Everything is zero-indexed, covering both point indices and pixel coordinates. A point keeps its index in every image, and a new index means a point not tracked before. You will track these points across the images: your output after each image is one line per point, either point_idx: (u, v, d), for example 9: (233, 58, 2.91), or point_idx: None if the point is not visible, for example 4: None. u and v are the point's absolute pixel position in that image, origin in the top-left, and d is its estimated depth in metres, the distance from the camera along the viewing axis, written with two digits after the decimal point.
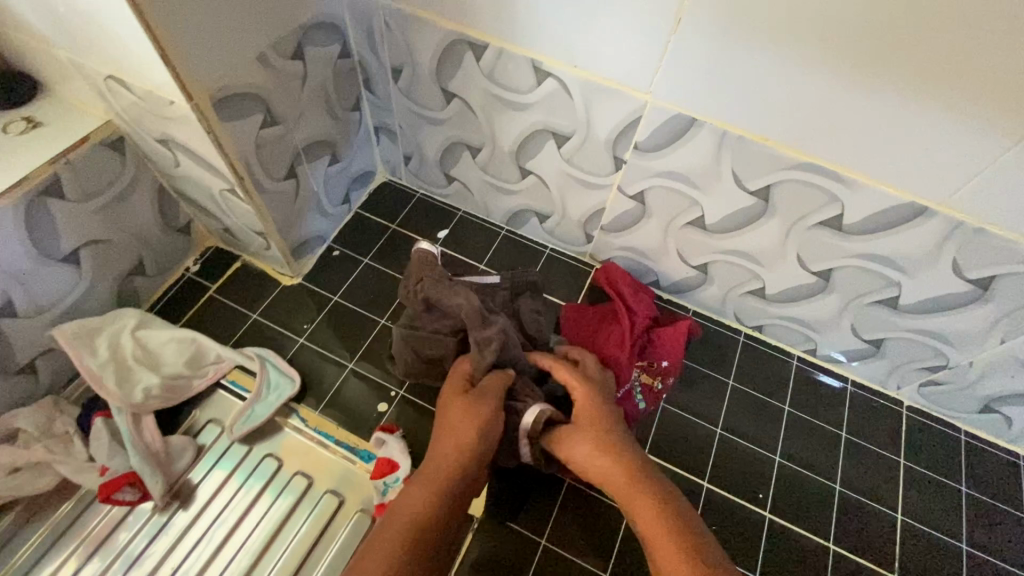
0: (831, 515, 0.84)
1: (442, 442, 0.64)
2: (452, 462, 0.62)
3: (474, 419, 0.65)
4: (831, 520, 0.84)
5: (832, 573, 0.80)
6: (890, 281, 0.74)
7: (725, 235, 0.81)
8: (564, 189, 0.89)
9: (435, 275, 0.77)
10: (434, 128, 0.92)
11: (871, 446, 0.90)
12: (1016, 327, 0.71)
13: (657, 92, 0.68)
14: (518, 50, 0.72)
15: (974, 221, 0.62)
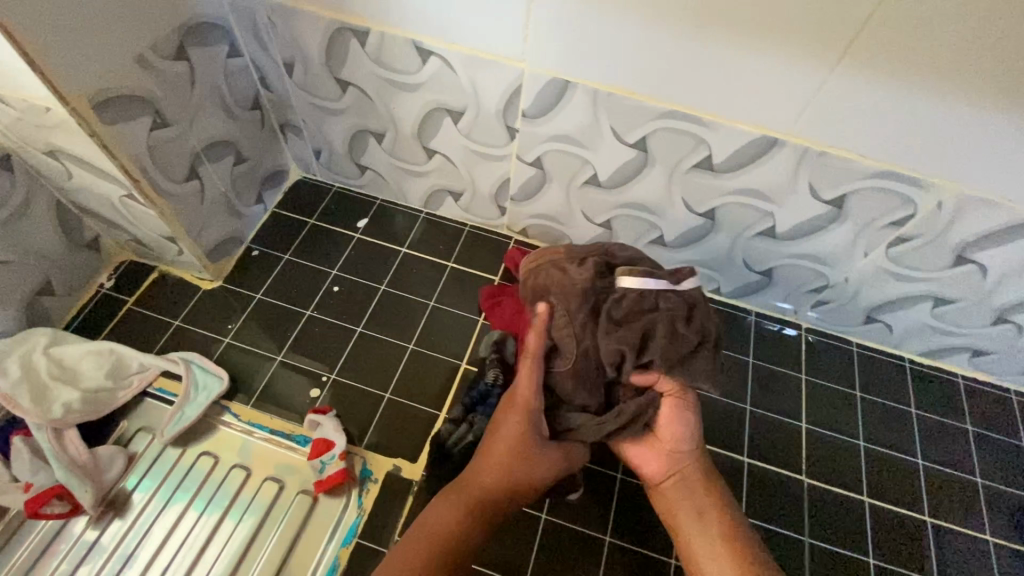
0: (744, 433, 0.92)
1: (485, 456, 0.69)
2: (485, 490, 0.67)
3: (510, 459, 0.68)
4: (745, 437, 0.91)
5: (749, 483, 0.88)
6: (764, 212, 0.82)
7: (619, 189, 0.87)
8: (469, 165, 0.94)
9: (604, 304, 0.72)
10: (336, 119, 0.94)
11: (776, 368, 0.98)
12: (873, 239, 0.80)
13: (530, 59, 0.73)
14: (399, 32, 0.76)
15: (816, 146, 0.70)
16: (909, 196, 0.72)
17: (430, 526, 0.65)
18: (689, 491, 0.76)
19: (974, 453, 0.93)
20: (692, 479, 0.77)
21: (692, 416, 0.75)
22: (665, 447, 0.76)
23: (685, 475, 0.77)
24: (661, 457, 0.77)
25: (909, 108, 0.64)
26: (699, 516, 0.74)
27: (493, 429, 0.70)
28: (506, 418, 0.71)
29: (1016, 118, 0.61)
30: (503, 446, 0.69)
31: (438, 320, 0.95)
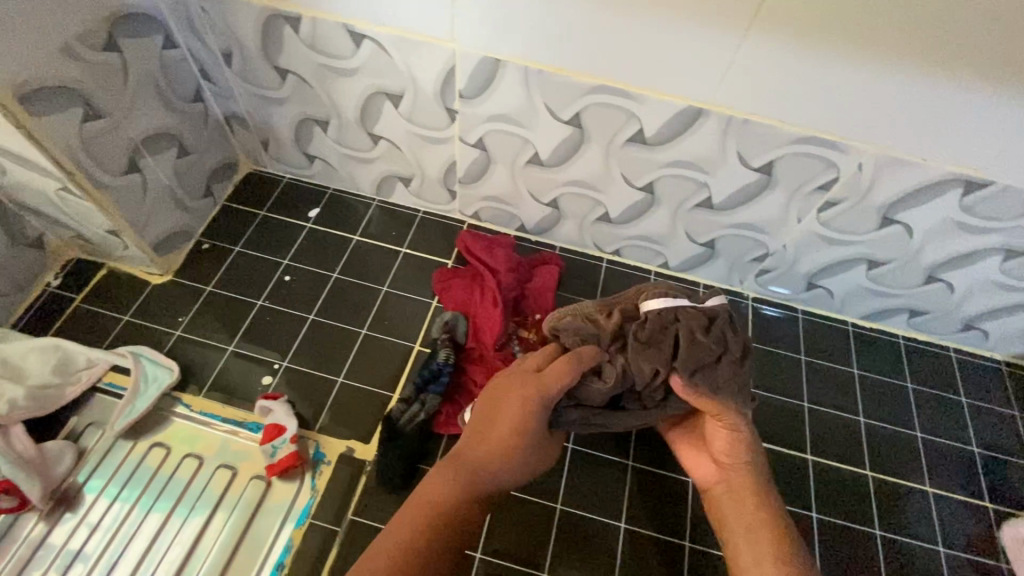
0: None
1: (492, 429, 0.68)
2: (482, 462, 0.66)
3: (510, 435, 0.66)
4: None
5: None
6: (700, 183, 0.84)
7: (560, 166, 0.89)
8: (414, 149, 0.94)
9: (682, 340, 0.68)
10: (279, 108, 0.94)
11: None
12: (804, 205, 0.82)
13: (460, 39, 0.74)
14: (331, 17, 0.77)
15: (739, 114, 0.73)
16: (831, 160, 0.75)
17: (425, 495, 0.63)
18: (739, 494, 0.72)
19: (912, 409, 0.96)
20: (746, 482, 0.73)
21: (745, 426, 0.73)
22: (715, 452, 0.76)
23: (736, 479, 0.73)
24: (712, 461, 0.76)
25: (820, 73, 0.66)
26: (746, 517, 0.70)
27: (495, 403, 0.69)
28: (504, 394, 0.69)
29: (919, 77, 0.64)
30: (502, 419, 0.67)
31: (390, 304, 0.96)
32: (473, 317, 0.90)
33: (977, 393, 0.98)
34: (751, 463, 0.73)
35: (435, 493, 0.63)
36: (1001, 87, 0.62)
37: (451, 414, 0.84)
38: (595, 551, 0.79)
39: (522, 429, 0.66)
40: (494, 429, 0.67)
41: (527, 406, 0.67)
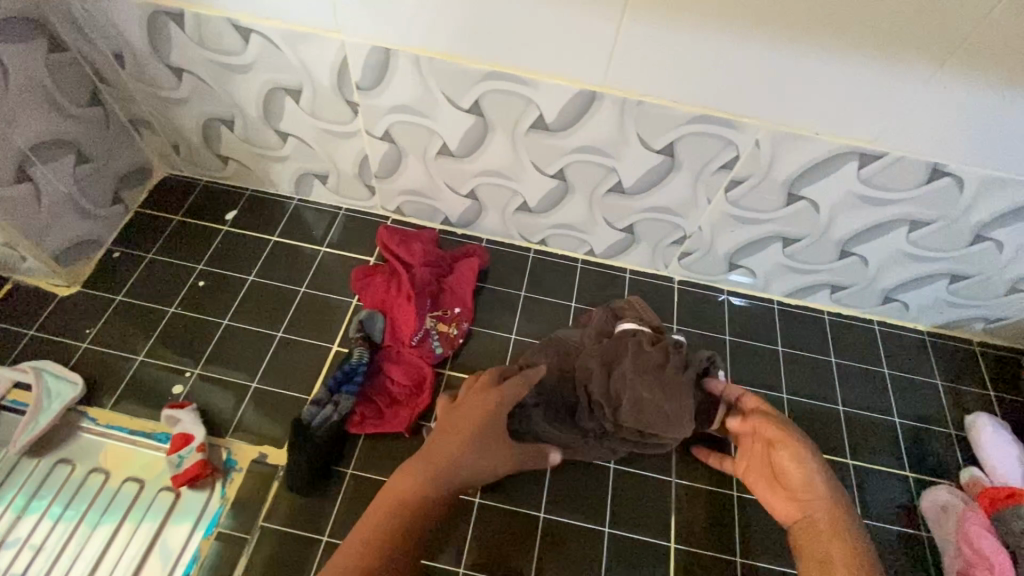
0: None
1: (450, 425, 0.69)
2: (447, 454, 0.66)
3: (471, 427, 0.68)
4: None
5: None
6: (608, 168, 0.83)
7: (471, 156, 0.87)
8: (324, 146, 0.92)
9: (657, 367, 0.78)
10: (183, 109, 0.92)
11: None
12: (711, 185, 0.82)
13: (347, 29, 0.73)
14: (214, 11, 0.75)
15: (631, 95, 0.72)
16: (729, 138, 0.75)
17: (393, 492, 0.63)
18: (818, 527, 0.67)
19: (836, 383, 0.97)
20: (824, 514, 0.68)
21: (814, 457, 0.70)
22: (790, 488, 0.71)
23: (818, 515, 0.68)
24: (788, 498, 0.71)
25: (704, 48, 0.66)
26: (829, 552, 0.64)
27: (460, 403, 0.71)
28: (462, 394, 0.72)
29: (798, 48, 0.63)
30: (465, 416, 0.69)
31: (308, 305, 0.95)
32: (389, 315, 0.89)
33: (900, 364, 0.99)
34: (828, 497, 0.68)
35: (405, 482, 0.64)
36: (876, 55, 0.63)
37: (366, 414, 0.82)
38: (513, 544, 0.78)
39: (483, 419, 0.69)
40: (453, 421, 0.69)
41: (488, 403, 0.70)
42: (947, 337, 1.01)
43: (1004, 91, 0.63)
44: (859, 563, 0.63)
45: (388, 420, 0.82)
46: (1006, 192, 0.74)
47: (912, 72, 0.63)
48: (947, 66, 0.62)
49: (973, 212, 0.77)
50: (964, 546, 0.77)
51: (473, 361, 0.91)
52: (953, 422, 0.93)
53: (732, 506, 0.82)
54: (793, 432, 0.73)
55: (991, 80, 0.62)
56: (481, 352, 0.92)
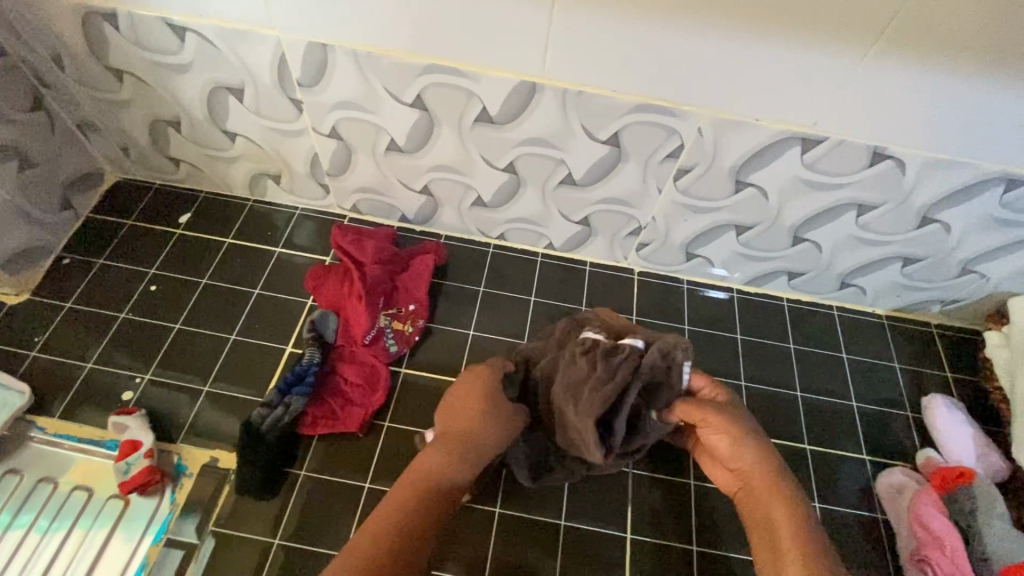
0: None
1: (453, 406, 0.68)
2: (469, 444, 0.65)
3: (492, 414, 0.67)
4: None
5: None
6: (557, 160, 0.83)
7: (421, 152, 0.86)
8: (273, 145, 0.91)
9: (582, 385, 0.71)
10: (127, 111, 0.90)
11: None
12: (660, 174, 0.82)
13: (284, 25, 0.72)
14: (148, 11, 0.74)
15: (572, 86, 0.72)
16: (672, 127, 0.75)
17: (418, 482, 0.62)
18: (758, 491, 0.66)
19: (794, 369, 0.96)
20: (758, 478, 0.67)
21: (743, 427, 0.69)
22: (724, 460, 0.70)
23: (753, 479, 0.67)
24: (727, 469, 0.71)
25: (638, 35, 0.66)
26: (773, 515, 0.64)
27: (473, 389, 0.69)
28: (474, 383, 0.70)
29: (749, 35, 0.63)
30: (485, 405, 0.68)
31: (262, 307, 0.94)
32: (342, 314, 0.89)
33: (860, 349, 0.98)
34: (762, 460, 0.67)
35: (426, 467, 0.63)
36: (806, 40, 0.63)
37: (319, 415, 0.82)
38: (469, 542, 0.76)
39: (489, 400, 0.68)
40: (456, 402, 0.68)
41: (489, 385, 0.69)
42: (906, 321, 1.01)
43: (932, 71, 0.64)
44: (796, 522, 0.62)
45: (340, 420, 0.82)
46: (946, 172, 0.74)
47: (843, 55, 0.64)
48: (881, 47, 0.62)
49: (917, 194, 0.78)
50: (916, 526, 0.76)
51: (430, 358, 0.90)
52: (911, 404, 0.93)
53: (689, 495, 0.82)
54: (716, 404, 0.71)
55: (920, 60, 0.63)
56: (438, 350, 0.91)
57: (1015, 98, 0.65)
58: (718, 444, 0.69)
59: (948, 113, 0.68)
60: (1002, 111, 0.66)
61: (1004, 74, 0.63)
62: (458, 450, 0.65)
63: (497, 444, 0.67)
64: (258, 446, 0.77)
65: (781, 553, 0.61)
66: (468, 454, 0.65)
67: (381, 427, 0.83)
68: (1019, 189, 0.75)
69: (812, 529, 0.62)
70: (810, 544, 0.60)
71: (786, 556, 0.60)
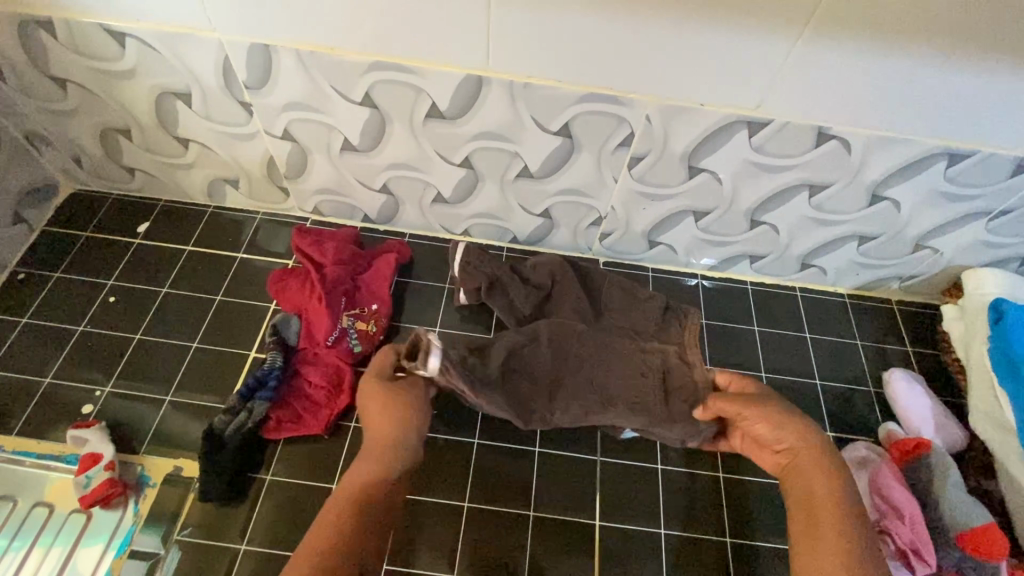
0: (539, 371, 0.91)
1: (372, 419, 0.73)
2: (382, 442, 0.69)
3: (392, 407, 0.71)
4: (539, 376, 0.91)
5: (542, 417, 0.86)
6: (511, 153, 0.83)
7: (375, 150, 0.86)
8: (226, 149, 0.90)
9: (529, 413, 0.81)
10: (75, 120, 0.89)
11: None
12: (614, 163, 0.82)
13: (221, 27, 0.72)
14: (85, 18, 0.74)
15: (518, 78, 0.73)
16: (620, 115, 0.75)
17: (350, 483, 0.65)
18: (805, 472, 0.69)
19: (761, 350, 0.96)
20: (801, 469, 0.69)
21: (775, 410, 0.72)
22: (767, 443, 0.73)
23: (792, 463, 0.70)
24: (770, 451, 0.73)
25: (579, 22, 0.66)
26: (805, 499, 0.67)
27: (378, 400, 0.72)
28: (370, 390, 0.73)
29: (684, 20, 0.65)
30: (385, 402, 0.72)
31: (224, 314, 0.93)
32: (304, 316, 0.88)
33: (824, 328, 0.99)
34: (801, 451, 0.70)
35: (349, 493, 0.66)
36: (740, 24, 0.64)
37: (283, 419, 0.81)
38: (436, 539, 0.76)
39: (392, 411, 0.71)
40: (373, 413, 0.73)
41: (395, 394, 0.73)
42: (869, 298, 1.02)
43: (867, 50, 0.65)
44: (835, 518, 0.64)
45: (305, 423, 0.81)
46: (891, 149, 0.76)
47: (777, 37, 0.65)
48: (814, 28, 0.64)
49: (866, 172, 0.79)
50: (875, 497, 0.78)
51: None
52: (874, 380, 0.94)
53: (658, 482, 0.82)
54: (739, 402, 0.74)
55: (853, 41, 0.64)
56: None
57: (947, 73, 0.67)
58: (756, 425, 0.72)
59: (887, 90, 0.69)
60: (938, 88, 0.68)
61: (935, 50, 0.64)
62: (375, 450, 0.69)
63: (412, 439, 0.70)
64: (222, 452, 0.77)
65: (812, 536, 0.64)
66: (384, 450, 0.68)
67: (348, 428, 0.83)
68: (961, 163, 0.77)
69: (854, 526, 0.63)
70: (844, 533, 0.62)
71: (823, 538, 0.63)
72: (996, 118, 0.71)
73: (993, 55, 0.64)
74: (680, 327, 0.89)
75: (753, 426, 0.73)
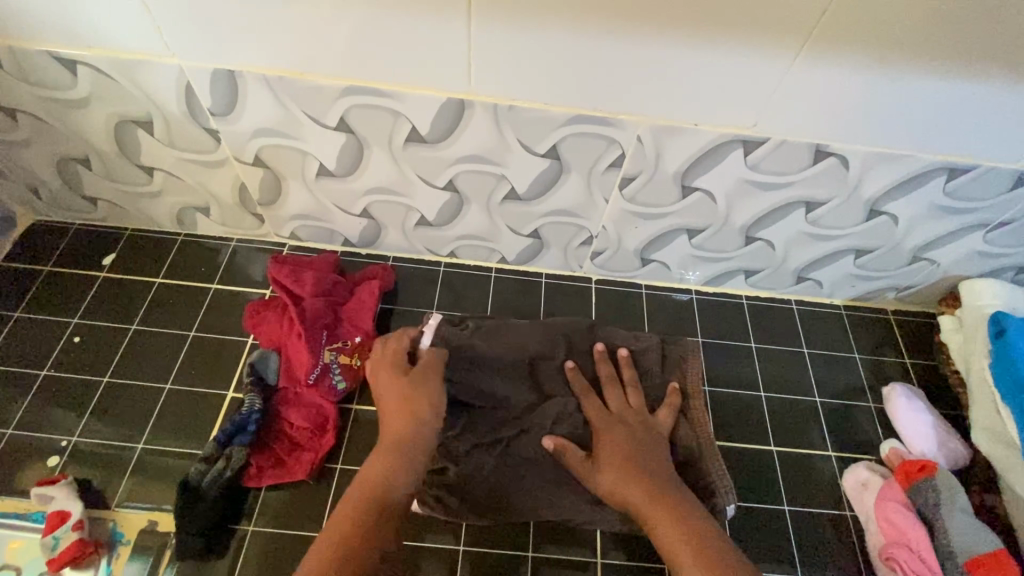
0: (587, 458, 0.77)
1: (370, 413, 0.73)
2: (392, 407, 0.70)
3: (408, 388, 0.72)
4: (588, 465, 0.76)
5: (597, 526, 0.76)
6: (497, 176, 0.79)
7: (353, 176, 0.81)
8: (195, 176, 0.85)
9: (565, 503, 0.74)
10: (29, 150, 0.83)
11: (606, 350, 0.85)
12: (605, 184, 0.79)
13: (180, 52, 0.68)
14: (31, 45, 0.69)
15: (502, 101, 0.69)
16: (611, 136, 0.72)
17: (362, 478, 0.63)
18: (653, 509, 0.64)
19: (759, 367, 0.94)
20: (647, 503, 0.65)
21: (631, 438, 0.72)
22: (625, 466, 0.68)
23: (629, 496, 0.66)
24: (626, 479, 0.67)
25: (565, 42, 0.63)
26: (659, 535, 0.63)
27: (378, 381, 0.74)
28: (382, 373, 0.74)
29: (671, 39, 0.61)
30: (390, 385, 0.73)
31: (199, 350, 0.88)
32: (284, 353, 0.84)
33: (820, 341, 0.97)
34: (630, 478, 0.67)
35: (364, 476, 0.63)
36: (734, 41, 0.61)
37: (262, 465, 0.77)
38: None
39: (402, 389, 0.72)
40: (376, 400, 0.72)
41: (389, 378, 0.73)
42: (866, 309, 1.00)
43: (865, 67, 0.63)
44: (688, 538, 0.61)
45: (286, 468, 0.77)
46: (889, 164, 0.73)
47: (774, 55, 0.62)
48: (810, 45, 0.61)
49: (863, 187, 0.77)
50: (881, 522, 0.76)
51: None
52: (873, 394, 0.92)
53: None
54: (600, 455, 0.70)
55: (852, 55, 0.62)
56: None
57: (947, 87, 0.64)
58: (602, 477, 0.69)
59: (884, 106, 0.66)
60: (936, 103, 0.66)
61: (937, 63, 0.62)
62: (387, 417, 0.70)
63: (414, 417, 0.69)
64: (197, 506, 0.72)
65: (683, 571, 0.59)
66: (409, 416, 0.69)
67: (335, 468, 0.79)
68: (961, 177, 0.75)
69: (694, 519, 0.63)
70: (703, 556, 0.59)
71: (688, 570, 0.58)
72: (993, 134, 0.69)
73: (990, 70, 0.62)
74: (680, 361, 0.83)
75: (599, 476, 0.69)
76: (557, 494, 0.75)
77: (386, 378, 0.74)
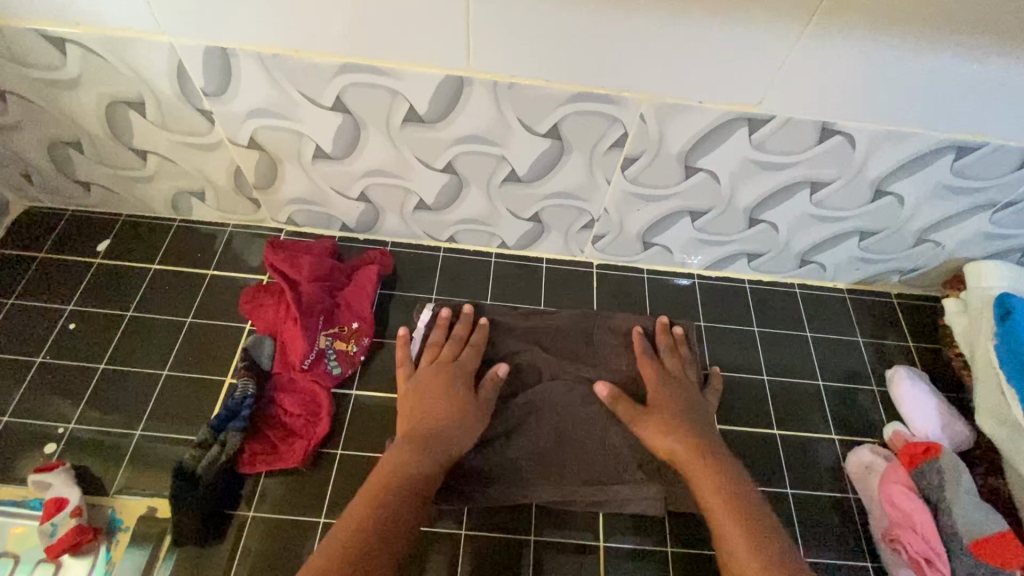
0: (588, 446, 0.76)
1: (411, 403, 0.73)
2: (443, 412, 0.71)
3: (462, 403, 0.73)
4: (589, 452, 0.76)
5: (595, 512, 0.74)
6: (496, 157, 0.77)
7: (350, 158, 0.80)
8: (189, 160, 0.83)
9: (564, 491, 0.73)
10: (18, 133, 0.82)
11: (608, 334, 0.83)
12: (607, 165, 0.77)
13: (171, 29, 0.66)
14: (19, 23, 0.67)
15: (501, 78, 0.67)
16: (613, 115, 0.70)
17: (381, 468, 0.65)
18: (696, 465, 0.68)
19: (761, 351, 0.93)
20: (689, 455, 0.69)
21: (683, 400, 0.75)
22: (674, 424, 0.72)
23: (673, 449, 0.70)
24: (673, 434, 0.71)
25: (567, 16, 0.61)
26: (698, 483, 0.66)
27: (434, 382, 0.74)
28: (447, 383, 0.74)
29: (676, 12, 0.60)
30: (445, 390, 0.73)
31: (195, 337, 0.87)
32: (280, 338, 0.83)
33: (823, 325, 0.96)
34: (676, 434, 0.71)
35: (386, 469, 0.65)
36: (740, 14, 0.59)
37: (258, 451, 0.76)
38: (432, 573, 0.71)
39: (460, 403, 0.73)
40: (427, 403, 0.73)
41: (448, 387, 0.74)
42: (870, 293, 0.99)
43: (874, 41, 0.61)
44: (730, 495, 0.64)
45: (282, 454, 0.76)
46: (896, 143, 0.72)
47: (781, 29, 0.61)
48: (818, 17, 0.59)
49: (869, 166, 0.75)
50: (886, 505, 0.76)
51: (381, 378, 0.84)
52: (877, 378, 0.92)
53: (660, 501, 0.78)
54: (652, 409, 0.74)
55: (862, 30, 0.60)
56: (389, 369, 0.85)
57: (958, 61, 0.63)
58: (648, 427, 0.72)
59: (892, 82, 0.65)
60: (946, 78, 0.64)
61: (950, 37, 0.60)
62: (433, 419, 0.71)
63: (457, 434, 0.70)
64: (195, 489, 0.72)
65: (720, 524, 0.62)
66: (449, 416, 0.71)
67: (335, 454, 0.78)
68: (970, 155, 0.73)
69: (737, 487, 0.66)
70: (742, 513, 0.63)
71: (726, 522, 0.62)
72: (1003, 110, 0.68)
73: (1002, 44, 0.61)
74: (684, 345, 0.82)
75: (645, 426, 0.73)
76: (554, 483, 0.73)
77: (445, 381, 0.74)
